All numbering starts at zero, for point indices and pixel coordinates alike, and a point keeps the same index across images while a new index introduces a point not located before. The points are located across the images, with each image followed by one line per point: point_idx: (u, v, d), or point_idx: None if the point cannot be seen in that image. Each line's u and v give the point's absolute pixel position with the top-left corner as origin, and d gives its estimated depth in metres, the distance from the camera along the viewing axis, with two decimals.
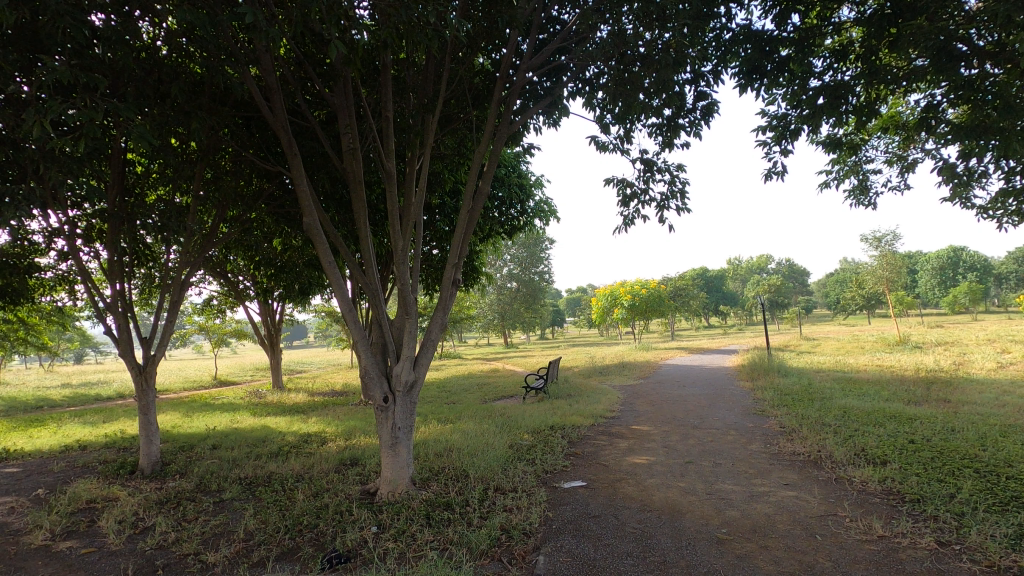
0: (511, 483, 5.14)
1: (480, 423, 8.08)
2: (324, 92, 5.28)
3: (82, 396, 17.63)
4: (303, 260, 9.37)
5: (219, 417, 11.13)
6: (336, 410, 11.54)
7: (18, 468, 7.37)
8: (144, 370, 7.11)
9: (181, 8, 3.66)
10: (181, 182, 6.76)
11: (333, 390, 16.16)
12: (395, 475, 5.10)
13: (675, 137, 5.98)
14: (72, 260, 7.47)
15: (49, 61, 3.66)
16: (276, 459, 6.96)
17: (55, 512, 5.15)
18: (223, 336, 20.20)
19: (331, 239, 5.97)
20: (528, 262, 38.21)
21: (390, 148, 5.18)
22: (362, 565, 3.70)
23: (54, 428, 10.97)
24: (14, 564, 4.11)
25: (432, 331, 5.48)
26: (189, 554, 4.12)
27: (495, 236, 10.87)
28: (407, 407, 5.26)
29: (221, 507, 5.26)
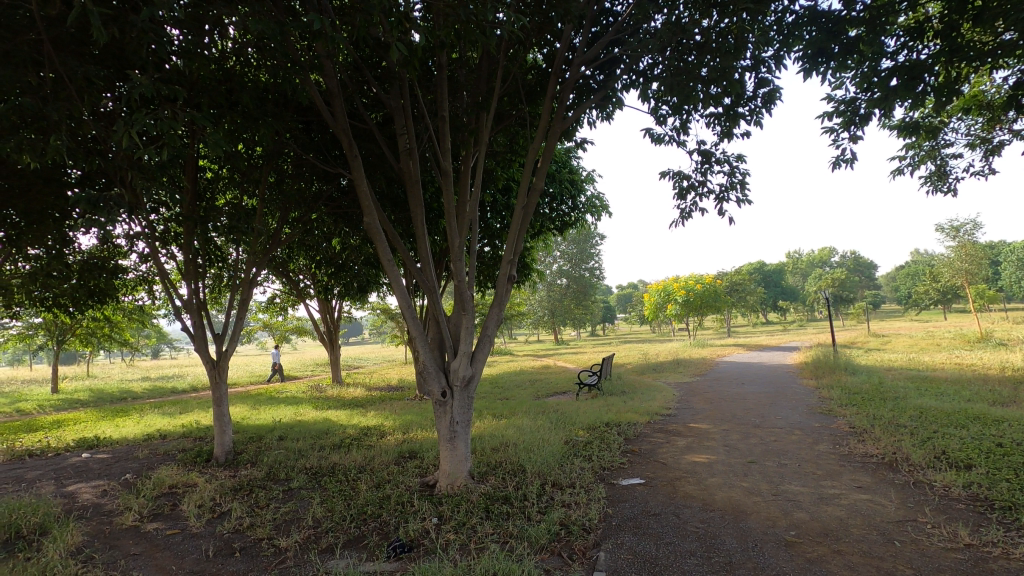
0: (569, 479, 5.13)
1: (535, 419, 8.11)
2: (381, 95, 5.42)
3: (160, 388, 18.89)
4: (360, 259, 9.68)
5: (284, 410, 11.67)
6: (392, 404, 11.87)
7: (108, 455, 7.98)
8: (217, 364, 7.51)
9: (252, 20, 3.85)
10: (248, 185, 7.09)
11: (389, 385, 16.62)
12: (454, 469, 5.18)
13: (734, 126, 5.79)
14: (151, 261, 7.99)
15: (135, 76, 3.91)
16: (339, 451, 7.23)
17: (142, 496, 5.54)
18: (285, 333, 21.13)
19: (389, 238, 6.13)
20: (577, 258, 38.04)
21: (446, 148, 5.25)
22: (424, 555, 3.79)
23: (137, 418, 11.80)
24: (109, 542, 4.46)
25: (488, 327, 5.53)
26: (263, 538, 4.34)
27: (546, 232, 10.85)
28: (465, 401, 5.33)
29: (290, 495, 5.51)
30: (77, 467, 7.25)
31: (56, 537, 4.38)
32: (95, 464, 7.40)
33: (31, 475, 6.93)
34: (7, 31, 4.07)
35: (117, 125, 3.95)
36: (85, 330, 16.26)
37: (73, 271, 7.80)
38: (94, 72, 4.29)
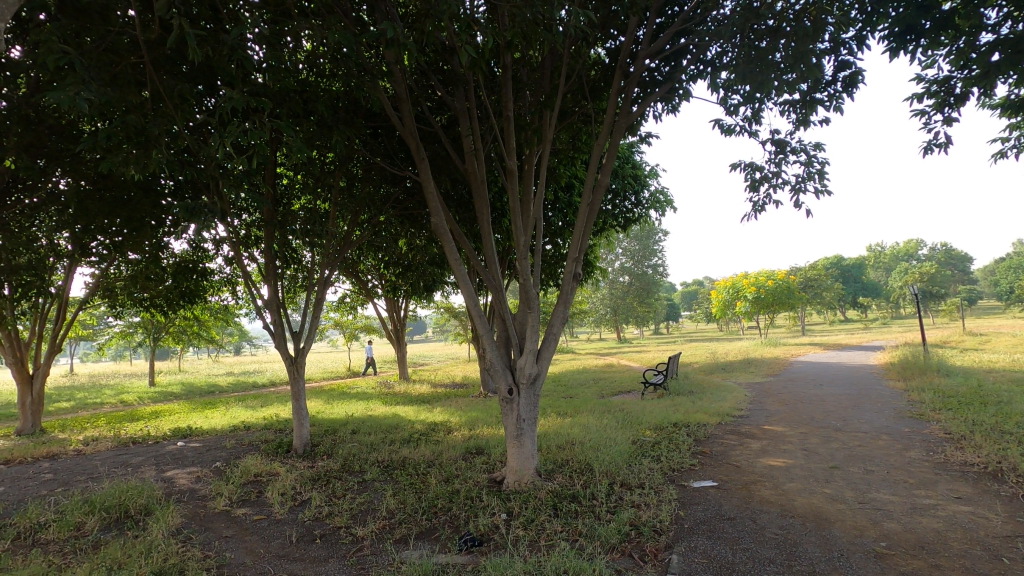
0: (638, 479, 5.05)
1: (600, 418, 8.04)
2: (447, 98, 5.54)
3: (243, 383, 20.17)
4: (426, 259, 9.92)
5: (356, 404, 12.16)
6: (458, 401, 12.10)
7: (199, 444, 8.61)
8: (295, 360, 7.93)
9: (330, 32, 4.04)
10: (321, 190, 7.44)
11: (454, 382, 16.96)
12: (521, 465, 5.22)
13: (812, 113, 5.49)
14: (235, 264, 8.54)
15: (227, 90, 4.21)
16: (408, 445, 7.46)
17: (231, 483, 5.95)
18: (354, 331, 22.03)
19: (456, 238, 6.25)
20: (640, 254, 37.38)
21: (511, 147, 5.29)
22: (494, 549, 3.85)
23: (223, 410, 12.66)
24: (204, 525, 4.82)
25: (554, 325, 5.54)
26: (341, 526, 4.55)
27: (609, 229, 10.73)
28: (531, 399, 5.37)
29: (364, 486, 5.75)
30: (174, 454, 7.88)
31: (159, 518, 4.78)
32: (189, 452, 8.01)
33: (135, 461, 7.59)
34: (115, 56, 4.48)
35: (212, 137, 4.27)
36: (177, 328, 17.63)
37: (168, 273, 8.45)
38: (188, 89, 4.64)
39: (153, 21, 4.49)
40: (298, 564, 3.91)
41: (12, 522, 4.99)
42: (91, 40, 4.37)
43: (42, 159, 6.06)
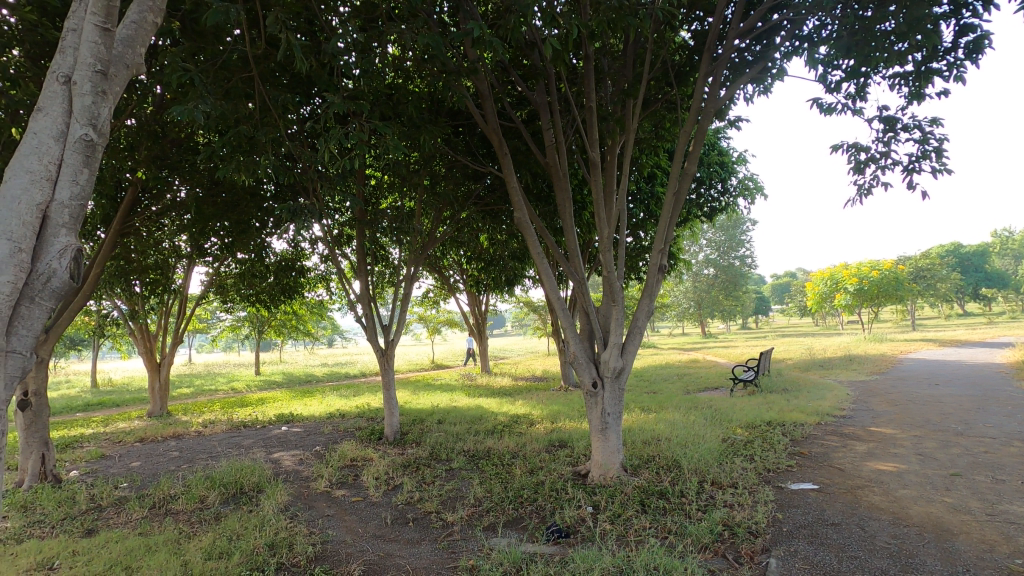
0: (730, 478, 4.86)
1: (686, 414, 7.80)
2: (528, 93, 5.56)
3: (337, 374, 21.48)
4: (507, 253, 10.05)
5: (441, 396, 12.58)
6: (539, 394, 12.20)
7: (301, 429, 9.27)
8: (385, 352, 8.32)
9: (420, 35, 4.19)
10: (407, 189, 7.74)
11: (535, 375, 17.14)
12: (606, 460, 5.18)
13: (927, 85, 4.99)
14: (329, 261, 9.08)
15: (327, 97, 4.48)
16: (492, 436, 7.62)
17: (331, 466, 6.37)
18: (438, 324, 22.81)
19: (537, 231, 6.27)
20: (725, 245, 35.76)
21: (593, 138, 5.22)
22: (582, 542, 3.85)
23: (320, 398, 13.56)
24: (308, 503, 5.20)
25: (639, 318, 5.45)
26: (432, 511, 4.74)
27: (694, 220, 10.34)
28: (616, 393, 5.31)
29: (452, 474, 5.95)
30: (279, 438, 8.55)
31: (269, 495, 5.21)
32: (292, 436, 8.65)
33: (247, 442, 8.31)
34: (228, 72, 4.89)
35: (314, 141, 4.57)
36: (278, 323, 19.02)
37: (271, 271, 9.15)
38: (290, 99, 4.98)
39: (259, 38, 4.85)
40: (393, 544, 4.12)
41: (149, 493, 5.64)
42: (207, 59, 4.78)
43: (166, 169, 6.72)
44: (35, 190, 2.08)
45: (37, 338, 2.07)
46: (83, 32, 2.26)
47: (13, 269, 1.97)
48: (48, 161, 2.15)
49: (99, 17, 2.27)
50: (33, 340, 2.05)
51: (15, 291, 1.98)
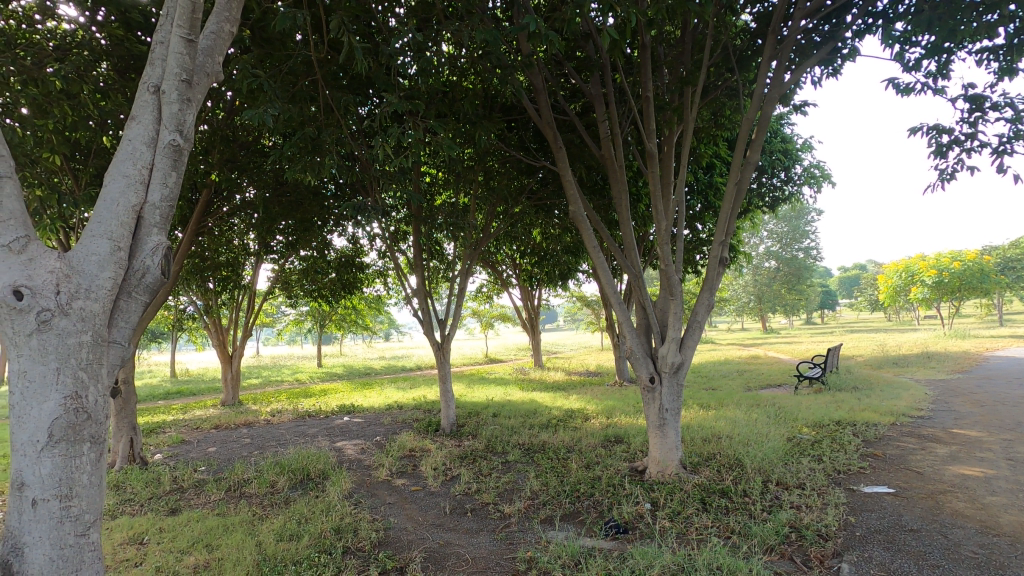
0: (796, 479, 4.67)
1: (748, 412, 7.54)
2: (582, 85, 5.50)
3: (394, 367, 22.09)
4: (560, 247, 10.00)
5: (495, 389, 12.69)
6: (593, 389, 12.11)
7: (362, 420, 9.60)
8: (442, 346, 8.49)
9: (476, 31, 4.22)
10: (462, 185, 7.84)
11: (588, 370, 17.03)
12: (664, 456, 5.09)
13: (1020, 59, 4.59)
14: (387, 257, 9.33)
15: (386, 97, 4.60)
16: (547, 430, 7.63)
17: (391, 456, 6.57)
18: (491, 319, 23.02)
19: (592, 224, 6.22)
20: (788, 237, 34.21)
21: (650, 129, 5.11)
22: (640, 538, 3.81)
23: (379, 390, 13.98)
24: (371, 491, 5.39)
25: (698, 312, 5.32)
26: (489, 502, 4.80)
27: (755, 210, 9.96)
28: (675, 388, 5.21)
29: (508, 466, 6.01)
30: (341, 427, 8.89)
31: (334, 482, 5.43)
32: (353, 426, 8.98)
33: (312, 431, 8.70)
34: (293, 76, 5.10)
35: (375, 140, 4.71)
36: (339, 317, 19.72)
37: (333, 267, 9.51)
38: (351, 100, 5.14)
39: (322, 42, 5.02)
40: (452, 534, 4.21)
41: (225, 476, 6.00)
42: (273, 64, 5.00)
43: (236, 171, 7.09)
44: (131, 193, 2.25)
45: (134, 330, 2.25)
46: (171, 44, 2.42)
47: (114, 266, 2.15)
48: (141, 165, 2.31)
49: (184, 29, 2.42)
50: (130, 332, 2.23)
51: (115, 287, 2.15)
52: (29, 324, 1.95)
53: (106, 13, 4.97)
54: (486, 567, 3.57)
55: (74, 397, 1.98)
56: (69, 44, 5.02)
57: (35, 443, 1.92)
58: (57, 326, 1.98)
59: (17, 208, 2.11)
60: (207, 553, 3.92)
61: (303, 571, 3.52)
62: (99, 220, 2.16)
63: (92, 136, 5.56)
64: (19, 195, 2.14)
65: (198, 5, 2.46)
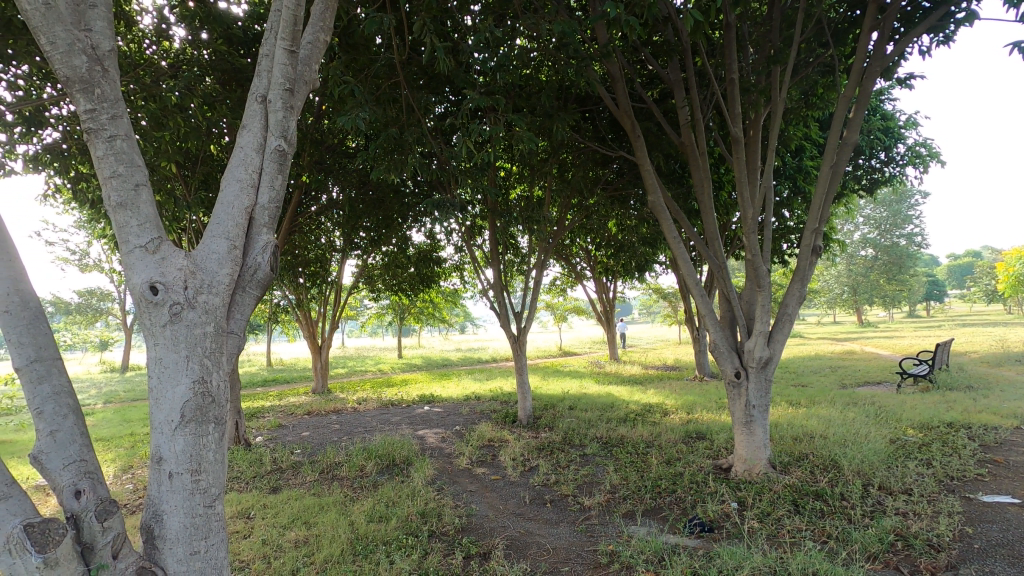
0: (902, 484, 4.34)
1: (844, 410, 7.06)
2: (662, 71, 5.33)
3: (470, 359, 22.57)
4: (636, 239, 9.79)
5: (570, 382, 12.67)
6: (672, 384, 11.79)
7: (442, 409, 9.90)
8: (518, 338, 8.58)
9: (554, 22, 4.20)
10: (537, 178, 7.86)
11: (665, 365, 16.58)
12: (752, 454, 4.88)
13: None
14: (464, 251, 9.53)
15: (466, 93, 4.70)
16: (625, 424, 7.53)
17: (470, 445, 6.74)
18: (565, 312, 22.96)
19: (672, 214, 6.04)
20: (888, 223, 31.54)
21: (735, 112, 4.87)
22: (727, 538, 3.69)
23: (456, 381, 14.35)
24: (452, 478, 5.56)
25: (788, 304, 5.06)
26: (568, 494, 4.82)
27: (850, 195, 9.26)
28: (763, 384, 4.98)
29: (586, 459, 5.99)
30: (422, 416, 9.23)
31: (418, 469, 5.66)
32: (433, 415, 9.29)
33: (396, 419, 9.09)
34: (376, 79, 5.30)
35: (456, 137, 4.83)
36: (417, 310, 20.38)
37: (413, 261, 9.84)
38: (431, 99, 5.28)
39: (403, 44, 5.18)
40: (533, 523, 4.27)
41: (318, 459, 6.41)
42: (358, 69, 5.23)
43: (324, 173, 7.49)
44: (244, 196, 2.45)
45: (248, 322, 2.45)
46: (276, 56, 2.59)
47: (231, 263, 2.36)
48: (252, 170, 2.50)
49: (287, 41, 2.58)
50: (245, 323, 2.44)
51: (232, 282, 2.36)
52: (163, 316, 2.18)
53: (210, 31, 5.40)
54: (568, 558, 3.60)
55: (201, 382, 2.19)
56: (180, 62, 5.49)
57: (170, 422, 2.15)
58: (185, 318, 2.20)
59: (151, 213, 2.29)
60: (306, 530, 4.22)
61: (393, 552, 3.71)
62: (218, 221, 2.37)
63: (200, 146, 6.08)
64: (152, 203, 2.30)
65: (298, 18, 2.62)
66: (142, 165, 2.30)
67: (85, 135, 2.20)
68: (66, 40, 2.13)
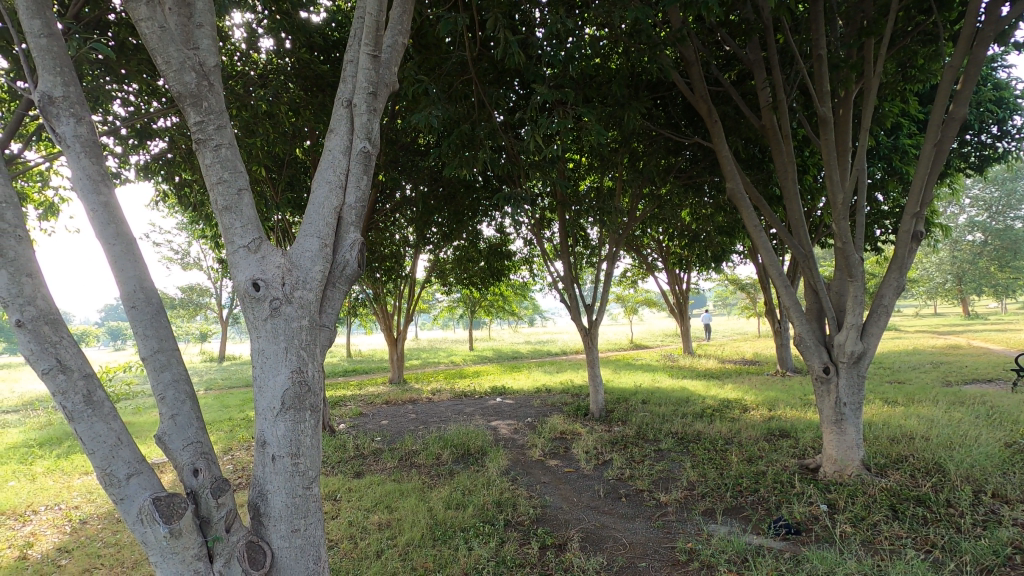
0: (1021, 493, 3.94)
1: (949, 410, 6.48)
2: (740, 51, 5.08)
3: (540, 351, 22.63)
4: (712, 228, 9.41)
5: (643, 376, 12.42)
6: (751, 379, 11.28)
7: (514, 401, 10.01)
8: (589, 331, 8.52)
9: (627, 8, 4.11)
10: (607, 169, 7.73)
11: (744, 359, 15.86)
12: (843, 455, 4.60)
13: None
14: (533, 243, 9.55)
15: (538, 86, 4.70)
16: (702, 420, 7.30)
17: (543, 437, 6.79)
18: (636, 304, 22.48)
19: (753, 200, 5.75)
20: (1000, 204, 28.45)
21: (824, 91, 4.57)
22: (816, 541, 3.52)
23: (527, 374, 14.44)
24: (526, 469, 5.62)
25: (884, 295, 4.70)
26: (643, 489, 4.75)
27: (955, 174, 8.44)
28: (855, 380, 4.67)
29: (661, 455, 5.87)
30: (494, 407, 9.38)
31: (492, 459, 5.76)
32: (505, 407, 9.42)
33: (469, 410, 9.30)
34: (447, 77, 5.40)
35: (528, 130, 4.85)
36: (488, 303, 20.65)
37: (484, 255, 9.98)
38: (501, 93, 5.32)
39: (474, 41, 5.26)
40: (608, 517, 4.25)
41: (397, 447, 6.68)
42: (430, 68, 5.36)
43: (398, 171, 7.74)
44: (333, 197, 2.58)
45: (338, 315, 2.59)
46: (359, 62, 2.72)
47: (323, 261, 2.50)
48: (339, 171, 2.63)
49: (370, 47, 2.70)
50: (336, 316, 2.58)
51: (324, 279, 2.50)
52: (264, 311, 2.35)
53: (294, 40, 5.70)
54: (644, 553, 3.55)
55: (297, 372, 2.35)
56: (267, 71, 5.84)
57: (272, 409, 2.32)
58: (284, 313, 2.36)
59: (252, 215, 2.46)
60: (388, 513, 4.42)
61: (471, 538, 3.81)
62: (310, 221, 2.52)
63: (287, 150, 6.46)
64: (252, 205, 2.48)
65: (380, 23, 2.73)
66: (244, 170, 2.48)
67: (194, 145, 2.40)
68: (179, 59, 2.34)
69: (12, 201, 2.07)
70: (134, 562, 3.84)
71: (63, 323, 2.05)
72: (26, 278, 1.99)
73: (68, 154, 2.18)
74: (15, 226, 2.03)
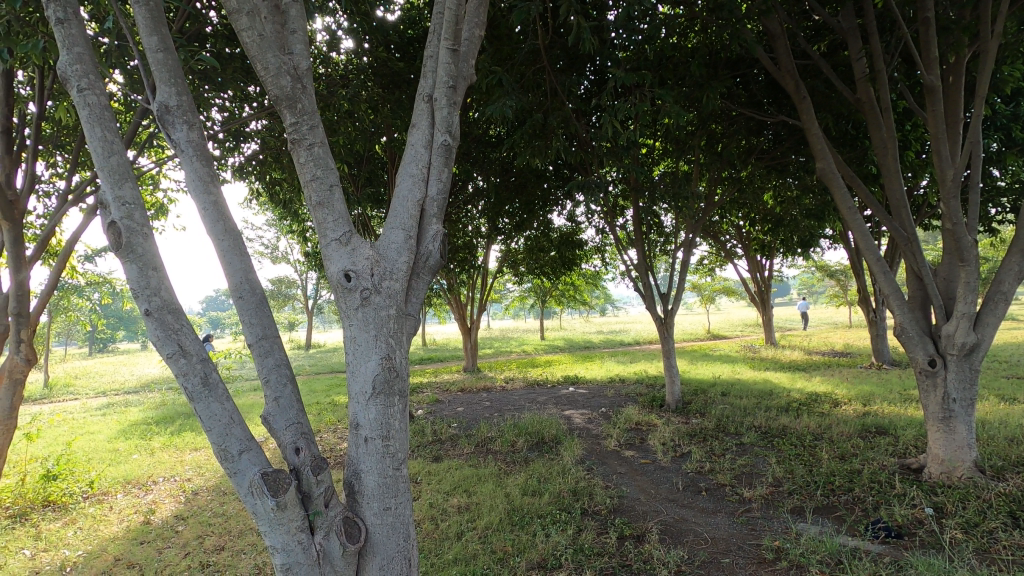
0: None
1: None
2: (833, 20, 4.73)
3: (612, 341, 22.30)
4: (798, 211, 8.86)
5: (722, 367, 11.94)
6: (842, 371, 10.56)
7: (587, 391, 9.95)
8: (665, 320, 8.31)
9: None
10: (683, 152, 7.46)
11: (833, 350, 14.87)
12: (951, 455, 4.22)
13: None
14: (606, 231, 9.41)
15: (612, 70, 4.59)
16: (787, 414, 6.93)
17: (618, 427, 6.71)
18: (713, 293, 21.60)
19: (847, 180, 5.35)
20: None
21: (931, 57, 4.16)
22: (921, 546, 3.27)
23: (599, 364, 14.29)
24: (602, 459, 5.59)
25: (1003, 281, 4.25)
26: (725, 484, 4.59)
27: None
28: (966, 374, 4.27)
29: (744, 449, 5.64)
30: (568, 397, 9.38)
31: (567, 448, 5.77)
32: (579, 396, 9.38)
33: (542, 399, 9.36)
34: (518, 66, 5.40)
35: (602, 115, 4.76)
36: (559, 293, 20.58)
37: (555, 244, 9.95)
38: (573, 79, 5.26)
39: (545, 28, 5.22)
40: (688, 510, 4.15)
41: (473, 433, 6.84)
42: (502, 59, 5.38)
43: (471, 163, 7.84)
44: (416, 190, 2.67)
45: (422, 305, 2.68)
46: (440, 57, 2.78)
47: (408, 252, 2.60)
48: (422, 165, 2.72)
49: (450, 41, 2.75)
50: (420, 306, 2.67)
51: (409, 269, 2.60)
52: (355, 300, 2.47)
53: (371, 40, 5.91)
54: (728, 549, 3.44)
55: (386, 358, 2.46)
56: (347, 72, 6.08)
57: (364, 393, 2.44)
58: (373, 302, 2.48)
59: (342, 210, 2.59)
60: (466, 497, 4.55)
61: (548, 525, 3.85)
62: (396, 214, 2.63)
63: (366, 147, 6.72)
64: (343, 201, 2.61)
65: (459, 17, 2.78)
66: (335, 168, 2.61)
67: (291, 146, 2.55)
68: (276, 64, 2.49)
69: (139, 203, 2.30)
70: (239, 532, 4.19)
71: (183, 313, 2.26)
72: (153, 271, 2.21)
73: (183, 158, 2.39)
74: (142, 224, 2.24)
